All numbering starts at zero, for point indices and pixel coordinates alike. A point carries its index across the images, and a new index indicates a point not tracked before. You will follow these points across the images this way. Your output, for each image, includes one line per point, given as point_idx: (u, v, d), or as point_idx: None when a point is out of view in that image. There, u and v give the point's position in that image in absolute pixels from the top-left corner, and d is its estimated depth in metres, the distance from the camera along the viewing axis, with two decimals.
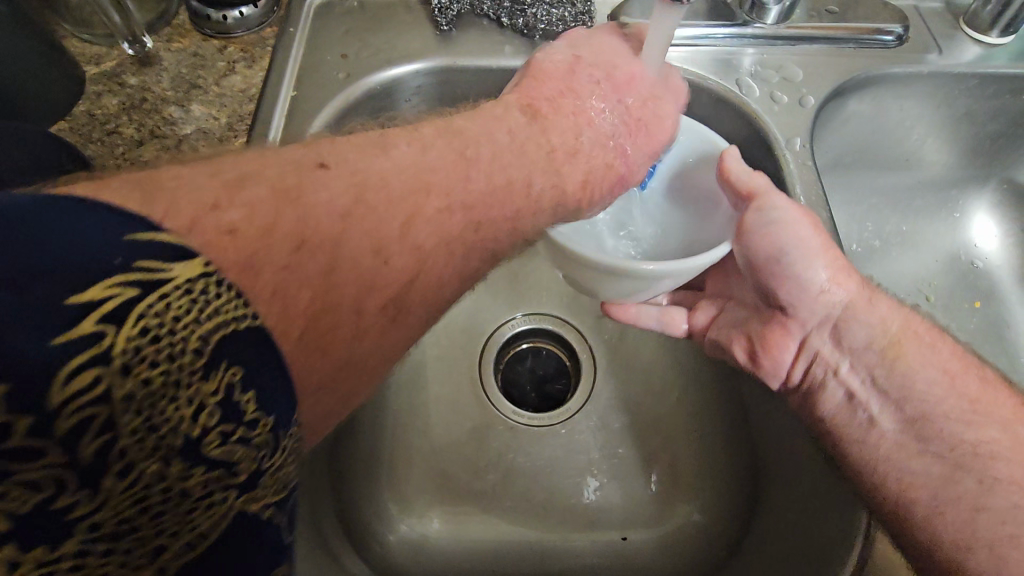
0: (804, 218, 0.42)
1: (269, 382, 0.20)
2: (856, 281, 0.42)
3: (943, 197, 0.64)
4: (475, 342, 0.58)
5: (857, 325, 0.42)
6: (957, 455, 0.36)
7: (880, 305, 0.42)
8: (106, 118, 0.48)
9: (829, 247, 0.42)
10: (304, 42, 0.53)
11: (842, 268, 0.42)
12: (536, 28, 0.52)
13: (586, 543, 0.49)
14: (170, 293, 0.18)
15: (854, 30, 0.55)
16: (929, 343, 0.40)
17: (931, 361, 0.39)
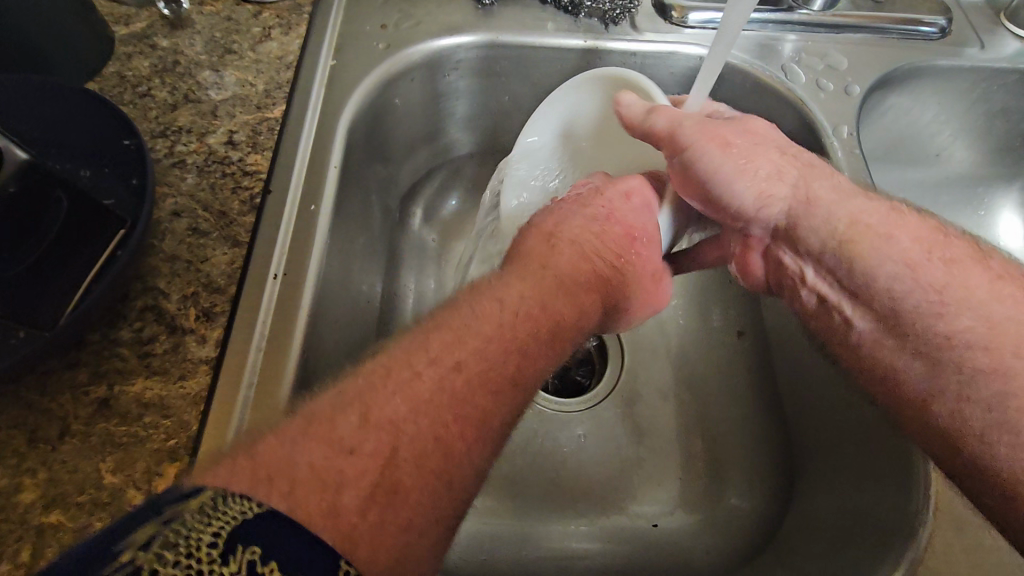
0: (717, 140, 0.40)
1: (284, 551, 0.21)
2: (788, 177, 0.40)
3: (970, 195, 0.65)
4: None
5: (808, 229, 0.40)
6: (930, 349, 0.36)
7: (824, 199, 0.40)
8: (138, 80, 0.46)
9: (755, 160, 0.40)
10: (341, 12, 0.52)
11: (769, 179, 0.40)
12: (581, 5, 0.51)
13: (617, 527, 0.49)
14: (186, 514, 0.21)
15: (896, 20, 0.54)
16: (885, 236, 0.38)
17: (894, 256, 0.37)
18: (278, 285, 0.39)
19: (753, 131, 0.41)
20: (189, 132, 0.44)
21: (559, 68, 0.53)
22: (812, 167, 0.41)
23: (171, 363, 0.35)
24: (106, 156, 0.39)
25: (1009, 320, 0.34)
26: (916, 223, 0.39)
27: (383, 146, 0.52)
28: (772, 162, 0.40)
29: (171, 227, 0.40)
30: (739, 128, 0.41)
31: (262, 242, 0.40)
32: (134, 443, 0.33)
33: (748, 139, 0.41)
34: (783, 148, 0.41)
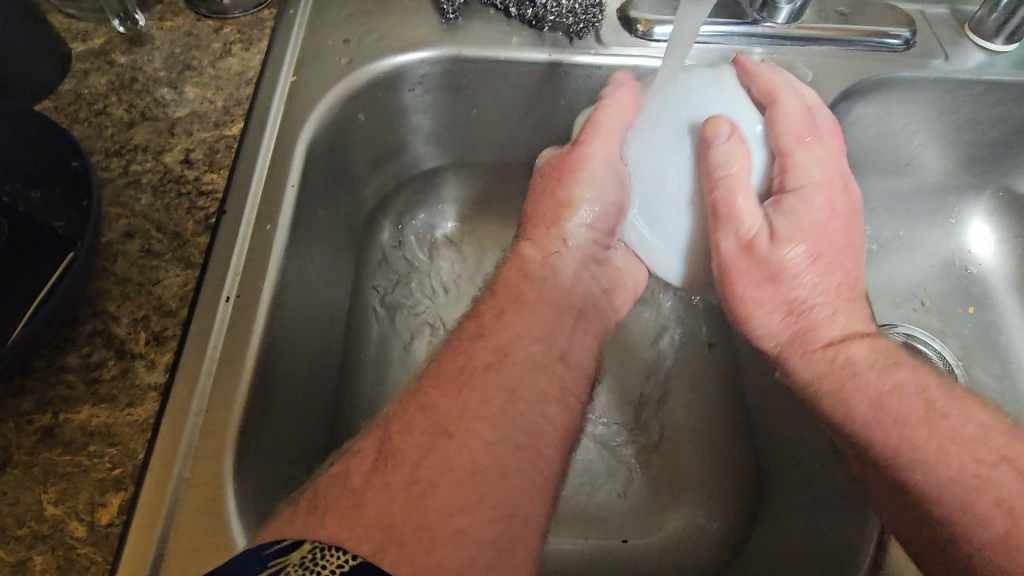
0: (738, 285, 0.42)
1: None
2: (785, 332, 0.42)
3: (941, 203, 0.65)
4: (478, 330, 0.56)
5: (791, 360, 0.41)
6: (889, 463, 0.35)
7: (822, 347, 0.40)
8: (94, 98, 0.46)
9: (762, 311, 0.42)
10: (303, 27, 0.51)
11: (772, 325, 0.42)
12: (544, 19, 0.51)
13: (587, 545, 0.48)
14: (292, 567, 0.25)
15: (861, 33, 0.55)
16: (845, 398, 0.38)
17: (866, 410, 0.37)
18: (231, 307, 0.38)
19: (787, 276, 0.40)
20: (145, 150, 0.43)
21: (525, 81, 0.53)
22: (812, 331, 0.41)
23: (119, 390, 0.35)
24: (56, 176, 0.39)
25: (989, 424, 0.34)
26: (870, 381, 0.37)
27: (348, 163, 0.52)
28: (780, 316, 0.41)
29: (123, 249, 0.39)
30: (768, 275, 0.41)
31: (216, 263, 0.39)
32: (78, 472, 0.32)
33: (771, 288, 0.41)
34: (799, 303, 0.41)
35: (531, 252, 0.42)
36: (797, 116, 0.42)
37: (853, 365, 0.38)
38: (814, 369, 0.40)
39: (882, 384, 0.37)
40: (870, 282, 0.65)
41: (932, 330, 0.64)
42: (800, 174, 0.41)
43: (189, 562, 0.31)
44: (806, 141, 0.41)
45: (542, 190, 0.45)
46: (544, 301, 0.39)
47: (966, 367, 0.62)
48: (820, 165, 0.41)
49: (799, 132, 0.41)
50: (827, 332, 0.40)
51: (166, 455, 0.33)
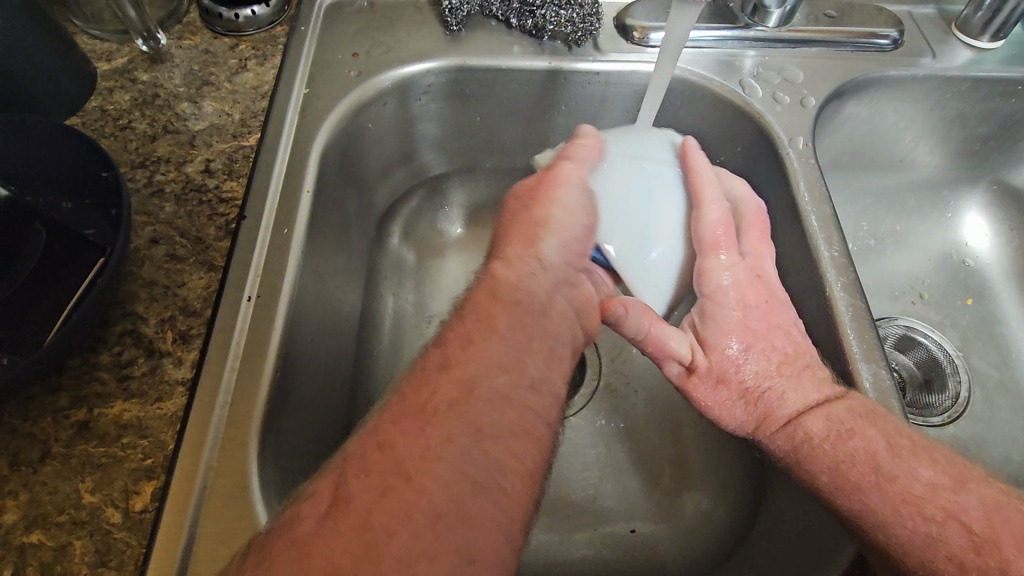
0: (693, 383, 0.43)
1: None
2: (749, 421, 0.42)
3: (936, 198, 0.67)
4: None
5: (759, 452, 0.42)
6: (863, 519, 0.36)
7: (780, 436, 0.41)
8: (119, 113, 0.48)
9: (724, 408, 0.43)
10: (314, 41, 0.54)
11: (735, 417, 0.43)
12: (544, 29, 0.53)
13: (594, 536, 0.50)
14: None
15: (851, 34, 0.56)
16: (811, 462, 0.39)
17: (822, 484, 0.38)
18: (253, 306, 0.40)
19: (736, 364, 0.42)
20: (167, 162, 0.46)
21: (526, 89, 0.55)
22: (772, 413, 0.41)
23: (148, 385, 0.37)
24: (86, 186, 0.41)
25: (947, 459, 0.37)
26: (824, 454, 0.38)
27: (359, 170, 0.54)
28: (743, 408, 0.42)
29: (149, 254, 0.41)
30: (716, 376, 0.43)
31: (237, 266, 0.41)
32: (112, 462, 0.34)
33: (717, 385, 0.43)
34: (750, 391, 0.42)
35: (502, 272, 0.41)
36: (714, 223, 0.45)
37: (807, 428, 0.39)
38: (782, 448, 0.40)
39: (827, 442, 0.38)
40: (868, 277, 0.66)
41: (931, 322, 0.65)
42: (714, 279, 0.44)
43: (219, 545, 0.33)
44: (718, 249, 0.44)
45: (515, 214, 0.45)
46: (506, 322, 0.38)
47: (966, 358, 0.63)
48: (732, 269, 0.45)
49: (715, 236, 0.45)
50: (782, 413, 0.41)
51: (195, 446, 0.35)
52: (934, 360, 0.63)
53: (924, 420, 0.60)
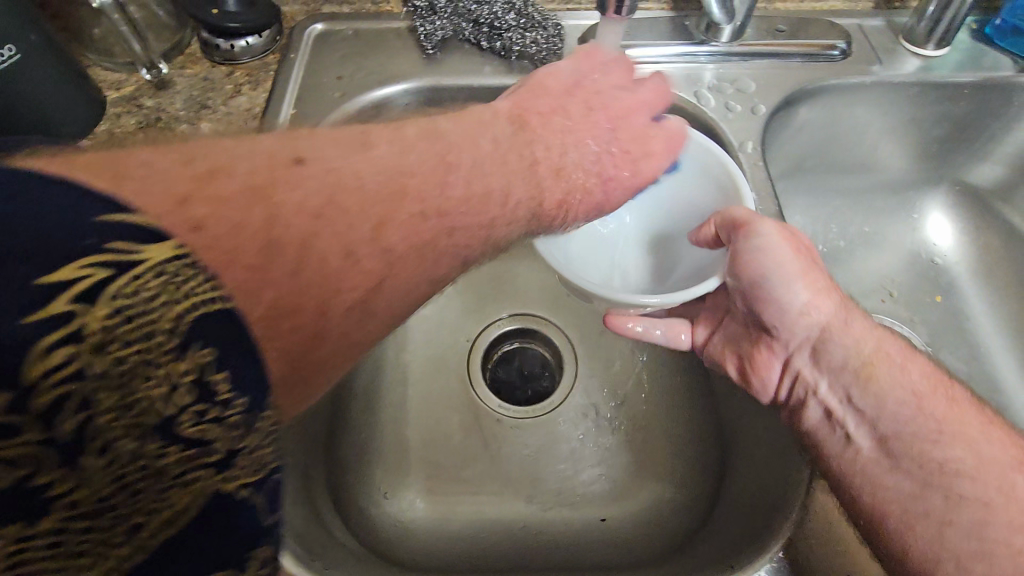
0: (797, 248, 0.44)
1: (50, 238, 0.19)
2: (836, 299, 0.45)
3: (902, 199, 0.69)
4: (450, 357, 0.61)
5: (834, 344, 0.44)
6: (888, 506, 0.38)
7: (856, 325, 0.44)
8: (126, 136, 0.53)
9: (815, 277, 0.44)
10: (303, 67, 0.59)
11: (820, 292, 0.44)
12: (511, 50, 0.57)
13: (566, 523, 0.53)
14: (105, 302, 0.20)
15: (802, 46, 0.60)
16: (901, 365, 0.42)
17: (903, 384, 0.41)
18: None
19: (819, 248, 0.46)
20: None
21: None
22: (850, 308, 0.45)
23: None
24: None
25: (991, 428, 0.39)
26: (914, 369, 0.42)
27: None
28: (824, 281, 0.45)
29: None
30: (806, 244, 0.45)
31: None
32: None
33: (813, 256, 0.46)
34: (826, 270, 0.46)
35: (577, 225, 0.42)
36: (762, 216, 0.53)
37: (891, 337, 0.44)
38: (863, 333, 0.44)
39: (904, 348, 0.43)
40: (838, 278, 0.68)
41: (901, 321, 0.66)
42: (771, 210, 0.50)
43: None
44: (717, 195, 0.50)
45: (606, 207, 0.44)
46: None
47: (936, 353, 0.65)
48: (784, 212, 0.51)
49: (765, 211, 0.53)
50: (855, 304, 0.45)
51: None
52: None
53: None
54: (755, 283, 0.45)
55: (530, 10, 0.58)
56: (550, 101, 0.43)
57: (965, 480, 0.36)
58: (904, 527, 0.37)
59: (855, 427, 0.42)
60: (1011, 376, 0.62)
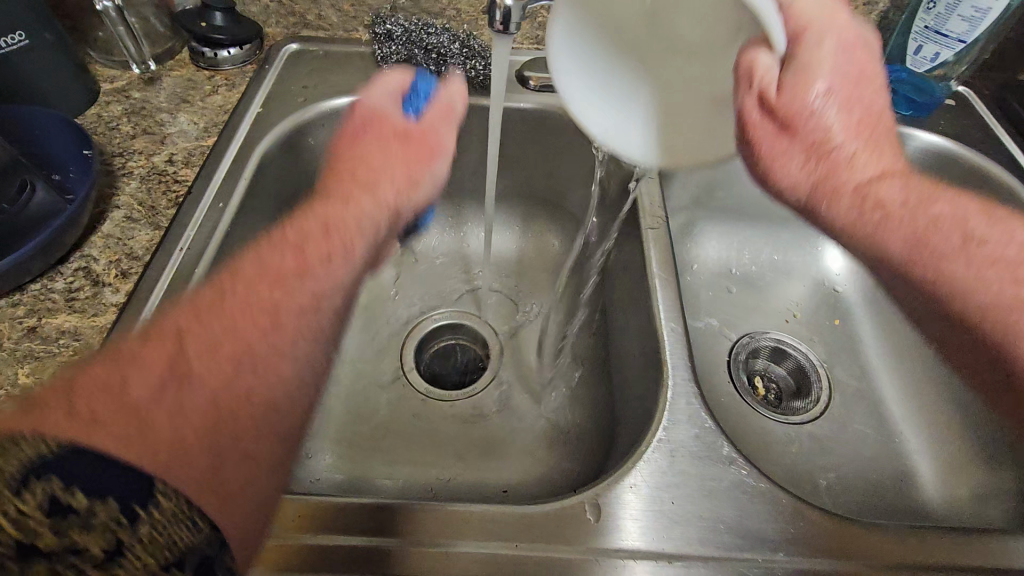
0: (764, 148, 0.41)
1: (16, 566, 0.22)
2: (812, 177, 0.41)
3: (805, 234, 0.79)
4: (391, 347, 0.69)
5: (826, 213, 0.42)
6: (733, 459, 0.43)
7: (844, 195, 0.41)
8: (111, 119, 0.61)
9: (787, 161, 0.41)
10: (274, 76, 0.68)
11: (800, 172, 0.41)
12: (455, 73, 0.67)
13: (466, 493, 0.56)
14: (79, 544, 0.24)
15: None
16: (874, 232, 0.42)
17: (886, 246, 0.42)
18: (183, 256, 0.51)
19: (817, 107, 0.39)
20: (141, 153, 0.58)
21: None
22: (839, 187, 0.41)
23: (88, 305, 0.47)
24: (71, 162, 0.53)
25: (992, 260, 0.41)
26: (902, 226, 0.41)
27: (301, 177, 0.66)
28: (800, 160, 0.41)
29: (111, 216, 0.53)
30: (784, 123, 0.40)
31: (178, 227, 0.52)
32: (48, 357, 0.44)
33: (789, 142, 0.40)
34: (817, 146, 0.40)
35: (391, 184, 0.51)
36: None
37: (884, 207, 0.41)
38: (849, 210, 0.41)
39: (907, 214, 0.41)
40: (749, 301, 0.77)
41: (802, 338, 0.74)
42: (803, 23, 0.40)
43: None
44: None
45: (390, 151, 0.52)
46: (361, 222, 0.48)
47: (828, 369, 0.72)
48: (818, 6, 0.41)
49: None
50: (852, 175, 0.41)
51: None
52: (802, 369, 0.72)
53: (784, 418, 0.67)
54: (750, 172, 0.44)
55: (473, 42, 0.68)
56: (344, 144, 0.53)
57: (989, 324, 0.41)
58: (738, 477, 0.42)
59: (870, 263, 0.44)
60: (891, 390, 0.68)
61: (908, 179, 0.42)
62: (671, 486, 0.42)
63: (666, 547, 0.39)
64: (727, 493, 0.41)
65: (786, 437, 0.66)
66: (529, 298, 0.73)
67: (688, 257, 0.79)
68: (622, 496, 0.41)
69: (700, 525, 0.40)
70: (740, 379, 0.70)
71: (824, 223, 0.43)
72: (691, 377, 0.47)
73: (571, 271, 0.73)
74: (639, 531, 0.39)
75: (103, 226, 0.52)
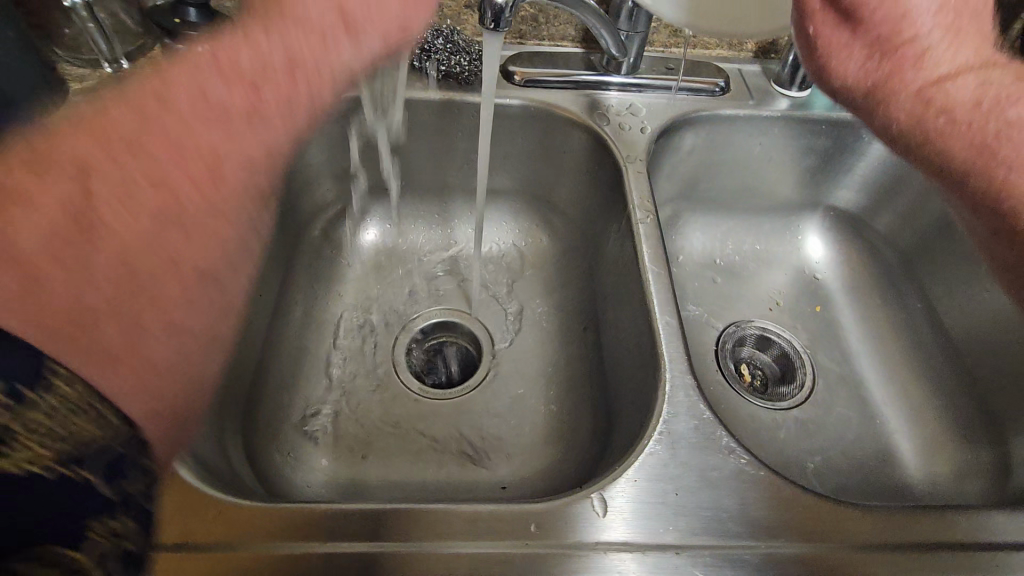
0: (823, 40, 0.39)
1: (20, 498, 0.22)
2: (874, 72, 0.38)
3: (786, 223, 0.81)
4: (382, 347, 0.68)
5: (890, 111, 0.39)
6: (731, 450, 0.44)
7: (908, 91, 0.38)
8: None
9: (842, 55, 0.38)
10: None
11: (866, 62, 0.38)
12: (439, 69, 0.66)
13: (461, 493, 0.56)
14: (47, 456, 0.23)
15: (688, 83, 0.71)
16: (942, 132, 0.38)
17: (963, 151, 0.38)
18: None
19: None
20: None
21: (428, 115, 0.68)
22: (903, 81, 0.37)
23: None
24: None
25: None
26: (968, 135, 0.37)
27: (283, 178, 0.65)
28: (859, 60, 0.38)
29: None
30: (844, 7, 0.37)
31: None
32: None
33: (852, 35, 0.38)
34: (884, 40, 0.37)
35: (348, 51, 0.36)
36: None
37: (949, 111, 0.37)
38: (914, 101, 0.38)
39: (971, 118, 0.37)
40: (732, 290, 0.78)
41: (785, 325, 0.75)
42: None
43: None
44: None
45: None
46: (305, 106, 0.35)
47: (811, 354, 0.73)
48: None
49: None
50: (923, 70, 0.37)
51: None
52: (786, 356, 0.74)
53: (770, 404, 0.69)
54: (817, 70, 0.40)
55: (457, 38, 0.67)
56: None
57: None
58: (736, 468, 0.43)
59: (944, 184, 0.40)
60: (872, 374, 0.70)
61: (987, 76, 0.37)
62: (671, 477, 0.43)
63: (667, 538, 0.40)
64: (725, 484, 0.42)
65: (773, 422, 0.67)
66: (519, 293, 0.73)
67: (674, 248, 0.80)
68: (624, 488, 0.42)
69: (699, 515, 0.41)
70: (727, 367, 0.72)
71: (879, 126, 0.40)
72: (686, 370, 0.48)
73: (560, 266, 0.73)
74: (641, 522, 0.40)
75: None
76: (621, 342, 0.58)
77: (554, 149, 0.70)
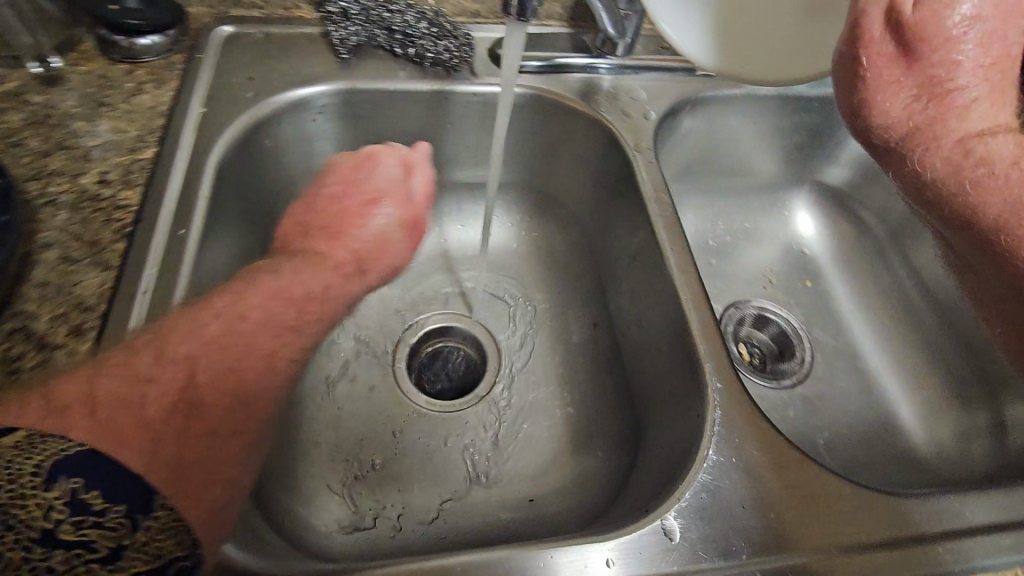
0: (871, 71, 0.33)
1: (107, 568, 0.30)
2: (913, 113, 0.33)
3: (774, 199, 0.81)
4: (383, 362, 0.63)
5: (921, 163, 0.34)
6: (792, 455, 0.42)
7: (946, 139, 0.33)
8: (10, 132, 0.50)
9: (886, 92, 0.34)
10: (211, 67, 0.58)
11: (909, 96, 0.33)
12: (425, 56, 0.60)
13: (491, 516, 0.54)
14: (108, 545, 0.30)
15: (683, 62, 0.68)
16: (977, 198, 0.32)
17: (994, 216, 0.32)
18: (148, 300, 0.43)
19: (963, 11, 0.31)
20: (61, 174, 0.48)
21: (415, 107, 0.62)
22: (940, 130, 0.33)
23: (39, 375, 0.38)
24: None
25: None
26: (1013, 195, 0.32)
27: (257, 185, 0.58)
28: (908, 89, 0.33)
29: (41, 258, 0.43)
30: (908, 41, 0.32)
31: (133, 265, 0.44)
32: None
33: (904, 69, 0.33)
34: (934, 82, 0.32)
35: None
36: None
37: (989, 163, 0.32)
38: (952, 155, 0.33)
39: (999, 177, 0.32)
40: (728, 270, 0.78)
41: (781, 303, 0.76)
42: None
43: None
44: None
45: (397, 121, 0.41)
46: None
47: (808, 330, 0.74)
48: None
49: None
50: (961, 122, 0.32)
51: None
52: (785, 334, 0.74)
53: (776, 384, 0.70)
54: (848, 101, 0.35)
55: (441, 21, 0.61)
56: None
57: None
58: (797, 475, 0.42)
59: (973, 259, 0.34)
60: (868, 345, 0.72)
61: None
62: (736, 490, 0.41)
63: (741, 556, 0.39)
64: (788, 492, 0.41)
65: (780, 401, 0.68)
66: (520, 291, 0.69)
67: None
68: (688, 507, 0.40)
69: (766, 527, 0.40)
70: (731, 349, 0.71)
71: (907, 173, 0.35)
72: (727, 373, 0.46)
73: (560, 261, 0.70)
74: (711, 542, 0.39)
75: (34, 273, 0.42)
76: (644, 339, 0.57)
77: (551, 137, 0.66)
